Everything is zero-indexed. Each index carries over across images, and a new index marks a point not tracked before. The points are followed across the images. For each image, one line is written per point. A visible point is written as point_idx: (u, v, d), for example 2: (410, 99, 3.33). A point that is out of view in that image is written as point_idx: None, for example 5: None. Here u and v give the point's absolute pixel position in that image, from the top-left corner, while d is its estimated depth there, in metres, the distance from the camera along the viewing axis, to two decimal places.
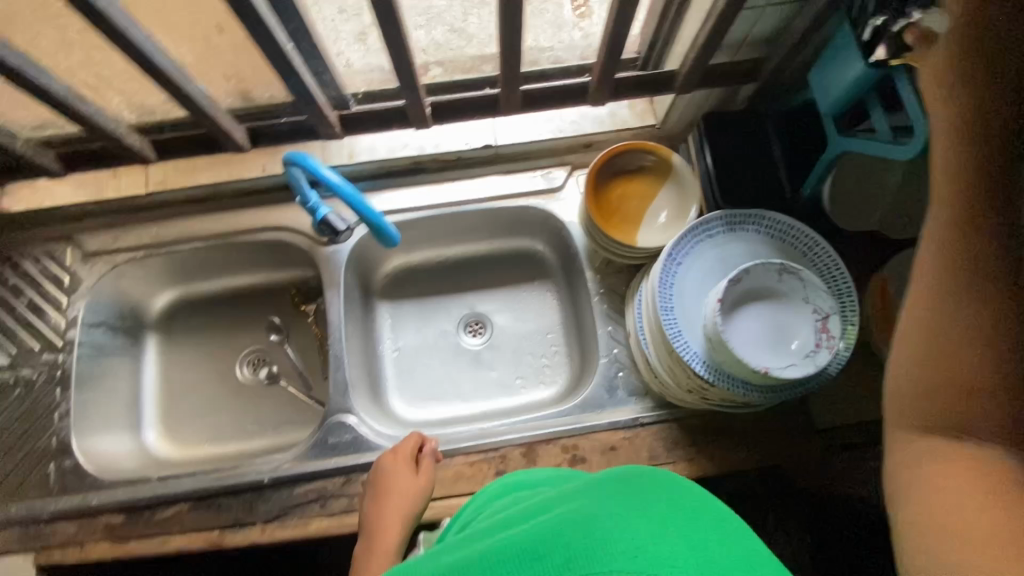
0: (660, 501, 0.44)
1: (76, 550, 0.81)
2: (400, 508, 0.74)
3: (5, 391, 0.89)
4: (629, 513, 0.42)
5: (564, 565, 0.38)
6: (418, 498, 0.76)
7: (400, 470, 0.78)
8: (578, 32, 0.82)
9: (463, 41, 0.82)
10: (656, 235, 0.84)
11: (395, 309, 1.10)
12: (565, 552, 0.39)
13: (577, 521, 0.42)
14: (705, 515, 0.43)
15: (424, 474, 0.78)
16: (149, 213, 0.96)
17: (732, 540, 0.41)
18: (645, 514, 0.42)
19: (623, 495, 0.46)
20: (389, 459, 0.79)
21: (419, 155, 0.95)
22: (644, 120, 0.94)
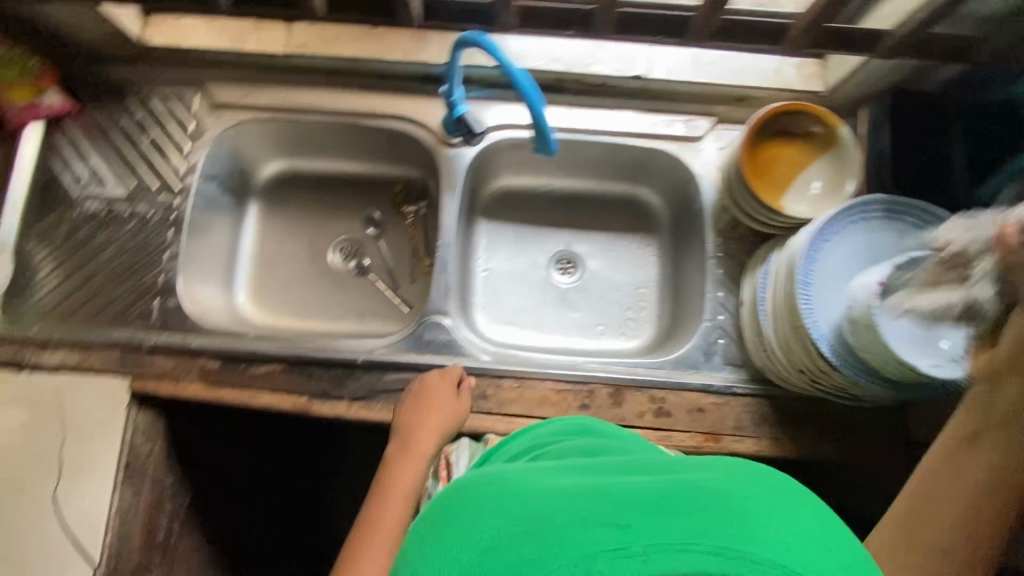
0: (773, 489, 0.37)
1: (170, 385, 0.83)
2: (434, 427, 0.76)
3: (120, 221, 0.90)
4: (753, 490, 0.36)
5: (699, 530, 0.32)
6: (451, 422, 0.78)
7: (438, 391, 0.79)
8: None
9: None
10: (803, 205, 0.81)
11: (493, 230, 1.09)
12: (700, 521, 0.33)
13: (704, 493, 0.35)
14: (824, 512, 0.37)
15: (463, 401, 0.79)
16: (283, 74, 0.95)
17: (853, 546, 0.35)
18: (774, 501, 0.36)
19: (728, 472, 0.39)
20: (433, 377, 0.80)
21: (565, 72, 0.90)
22: (810, 84, 0.89)
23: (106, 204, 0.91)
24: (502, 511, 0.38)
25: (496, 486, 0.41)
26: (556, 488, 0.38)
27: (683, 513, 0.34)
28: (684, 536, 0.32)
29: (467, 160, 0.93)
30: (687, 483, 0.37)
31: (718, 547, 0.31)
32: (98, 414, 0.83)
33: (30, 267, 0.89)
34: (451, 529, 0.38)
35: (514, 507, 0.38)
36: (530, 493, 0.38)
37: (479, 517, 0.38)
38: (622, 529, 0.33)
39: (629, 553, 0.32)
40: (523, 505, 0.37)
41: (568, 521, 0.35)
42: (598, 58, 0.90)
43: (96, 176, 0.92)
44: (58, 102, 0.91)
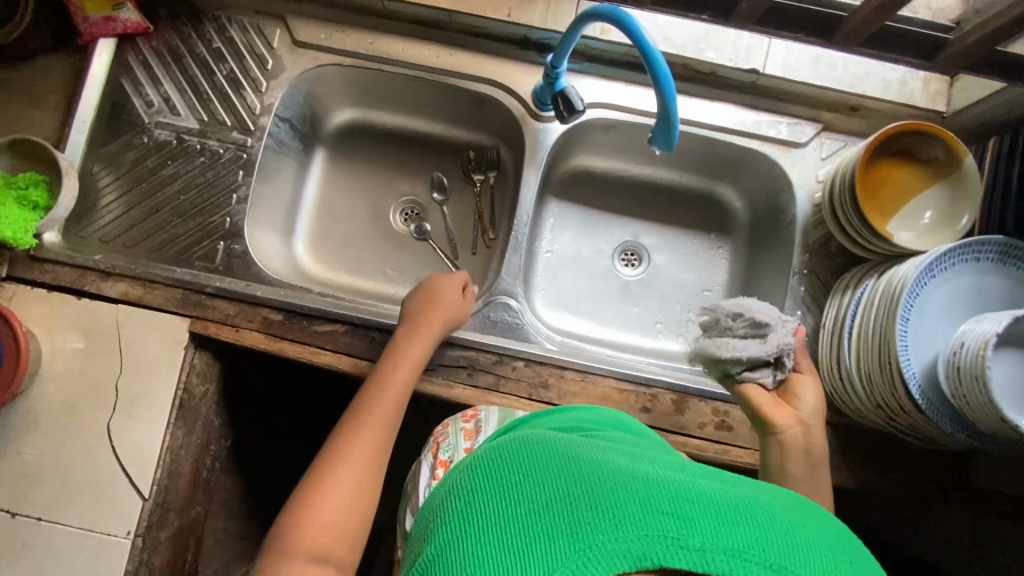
0: (823, 525, 0.39)
1: (229, 332, 0.82)
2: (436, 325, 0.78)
3: (189, 155, 0.87)
4: (806, 523, 0.38)
5: (762, 546, 0.35)
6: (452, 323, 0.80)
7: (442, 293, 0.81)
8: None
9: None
10: (910, 235, 0.76)
11: (562, 210, 1.05)
12: (755, 531, 0.36)
13: (762, 514, 0.37)
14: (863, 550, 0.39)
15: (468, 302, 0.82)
16: (372, 19, 0.88)
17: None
18: (823, 535, 0.38)
19: (782, 500, 0.41)
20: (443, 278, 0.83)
21: (676, 55, 0.83)
22: (934, 103, 0.83)
23: (176, 135, 0.87)
24: (563, 475, 0.40)
25: (555, 449, 0.44)
26: (615, 467, 0.41)
27: (738, 522, 0.36)
28: (739, 543, 0.35)
29: (554, 136, 0.88)
30: (744, 497, 0.39)
31: (771, 562, 0.34)
32: (156, 351, 0.82)
33: (95, 191, 0.86)
34: (505, 480, 0.41)
35: (579, 473, 0.40)
36: (589, 465, 0.41)
37: (538, 472, 0.41)
38: (682, 522, 0.35)
39: (684, 545, 0.34)
40: (582, 477, 0.39)
41: (636, 503, 0.37)
42: (710, 45, 0.83)
43: (167, 103, 0.88)
44: (135, 19, 0.86)
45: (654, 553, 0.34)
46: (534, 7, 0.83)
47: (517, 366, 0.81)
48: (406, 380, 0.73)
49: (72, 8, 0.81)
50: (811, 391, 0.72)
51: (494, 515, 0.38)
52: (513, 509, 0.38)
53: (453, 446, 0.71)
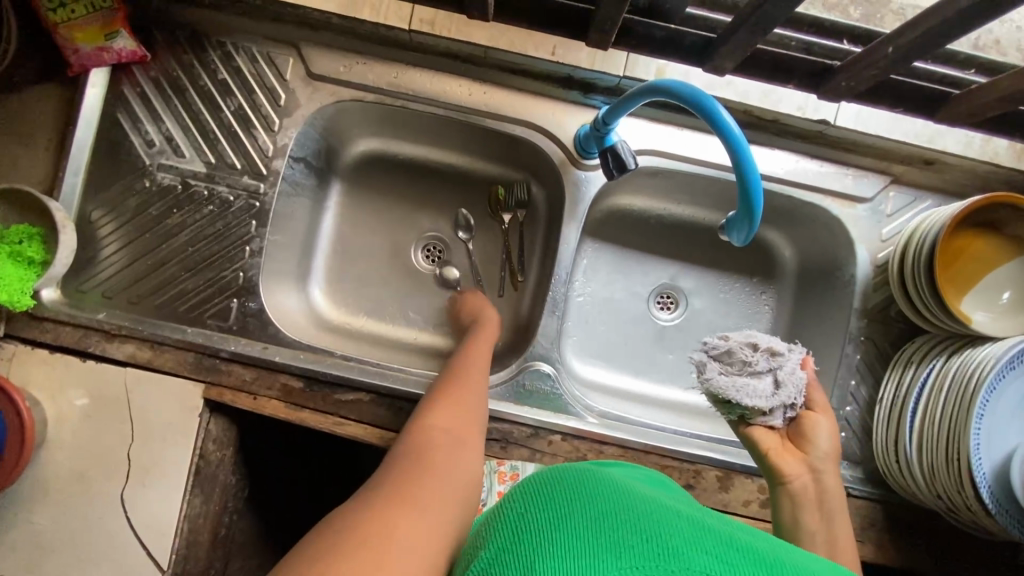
0: None
1: (247, 399, 0.76)
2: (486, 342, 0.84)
3: (197, 202, 0.79)
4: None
5: None
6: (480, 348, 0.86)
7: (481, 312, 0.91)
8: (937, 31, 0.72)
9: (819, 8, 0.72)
10: (989, 314, 0.70)
11: (596, 251, 0.98)
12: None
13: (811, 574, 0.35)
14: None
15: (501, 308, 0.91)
16: (398, 50, 0.79)
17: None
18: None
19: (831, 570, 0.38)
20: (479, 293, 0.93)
21: (738, 103, 0.75)
22: (1018, 162, 0.75)
23: (181, 179, 0.79)
24: (622, 502, 0.38)
25: (601, 476, 0.42)
26: (657, 505, 0.39)
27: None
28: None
29: (596, 186, 0.80)
30: (794, 559, 0.36)
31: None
32: (170, 418, 0.77)
33: (95, 240, 0.79)
34: (551, 489, 0.39)
35: (638, 506, 0.38)
36: (636, 499, 0.39)
37: (585, 488, 0.39)
38: (728, 568, 0.33)
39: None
40: (628, 505, 0.37)
41: (690, 542, 0.35)
42: (776, 94, 0.75)
43: (170, 143, 0.79)
44: (130, 48, 0.76)
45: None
46: (581, 45, 0.74)
47: (555, 440, 0.76)
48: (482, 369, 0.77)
49: (60, 38, 0.72)
50: (825, 433, 0.66)
51: (536, 517, 0.37)
52: (555, 515, 0.36)
53: (487, 490, 0.73)
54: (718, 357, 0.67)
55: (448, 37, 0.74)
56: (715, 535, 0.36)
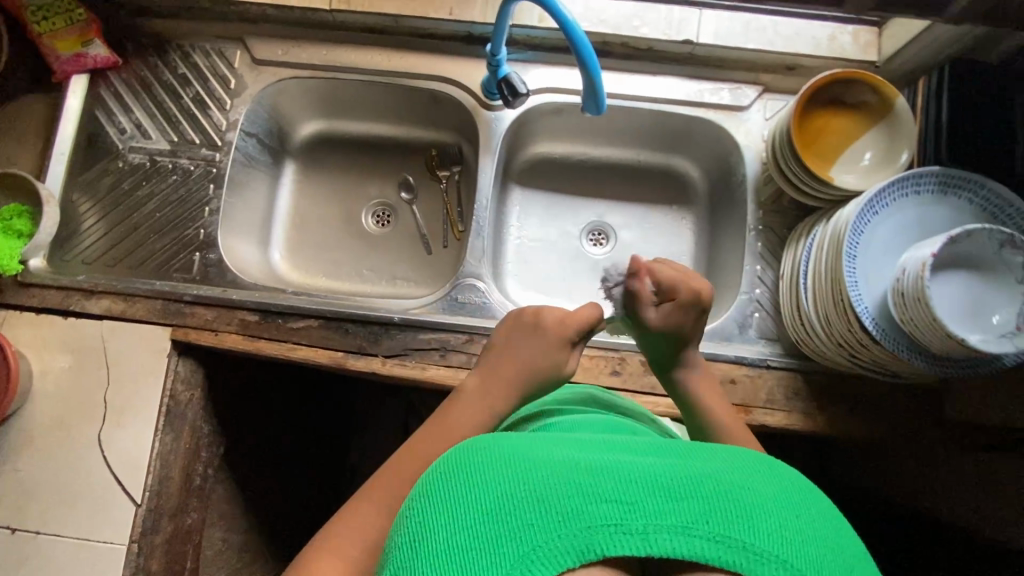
0: (772, 479, 0.39)
1: (209, 336, 0.85)
2: (530, 364, 0.63)
3: (163, 174, 0.92)
4: (755, 480, 0.39)
5: (705, 518, 0.36)
6: (555, 372, 0.65)
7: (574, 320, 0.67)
8: None
9: None
10: (854, 177, 0.78)
11: (526, 196, 1.06)
12: (700, 509, 0.36)
13: (715, 486, 0.37)
14: (806, 482, 0.41)
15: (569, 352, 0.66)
16: (325, 32, 0.94)
17: (830, 521, 0.39)
18: (771, 485, 0.39)
19: (730, 457, 0.41)
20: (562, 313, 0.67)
21: (612, 35, 0.88)
22: (867, 54, 0.86)
23: (149, 157, 0.93)
24: (517, 479, 0.38)
25: (504, 446, 0.41)
26: (563, 458, 0.39)
27: (686, 498, 0.37)
28: (683, 519, 0.36)
29: (506, 123, 0.93)
30: (695, 469, 0.39)
31: (713, 534, 0.36)
32: (141, 361, 0.85)
33: (76, 216, 0.91)
34: (455, 488, 0.39)
35: (533, 476, 0.38)
36: (537, 456, 0.39)
37: (483, 473, 0.39)
38: (626, 507, 0.36)
39: (629, 531, 0.36)
40: (529, 477, 0.38)
41: (586, 503, 0.36)
42: (643, 23, 0.88)
43: (138, 129, 0.93)
44: (104, 54, 0.91)
45: (599, 543, 0.36)
46: (473, 4, 0.88)
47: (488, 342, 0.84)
48: (485, 406, 0.62)
49: (44, 47, 0.88)
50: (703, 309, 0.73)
51: (440, 525, 0.37)
52: (455, 523, 0.37)
53: None
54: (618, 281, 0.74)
55: (363, 11, 0.89)
56: (615, 476, 0.38)
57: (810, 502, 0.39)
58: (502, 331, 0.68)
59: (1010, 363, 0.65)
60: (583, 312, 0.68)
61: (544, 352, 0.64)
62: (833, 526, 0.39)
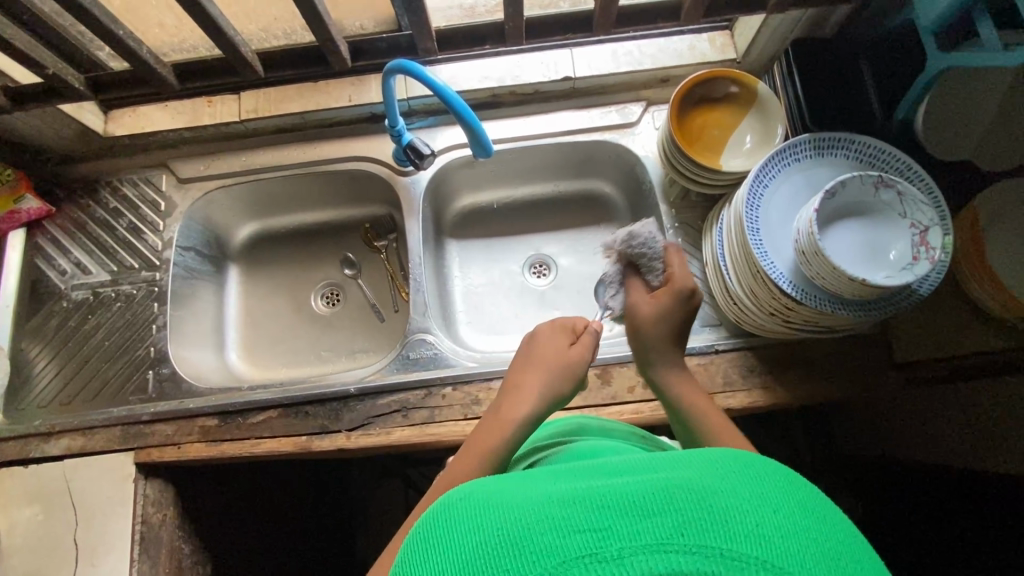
0: (742, 478, 0.38)
1: (173, 450, 0.85)
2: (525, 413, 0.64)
3: (107, 304, 0.95)
4: (728, 486, 0.37)
5: (678, 529, 0.34)
6: (582, 367, 0.70)
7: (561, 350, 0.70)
8: None
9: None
10: (741, 161, 0.85)
11: (463, 247, 1.11)
12: (675, 522, 0.34)
13: (686, 493, 0.36)
14: (785, 475, 0.39)
15: (580, 349, 0.71)
16: (239, 141, 1.00)
17: (817, 518, 0.36)
18: (745, 484, 0.37)
19: (709, 463, 0.39)
20: (554, 334, 0.72)
21: (498, 87, 0.96)
22: (725, 53, 0.94)
23: (92, 291, 0.96)
24: (491, 527, 0.37)
25: (476, 497, 0.40)
26: (536, 496, 0.38)
27: (660, 512, 0.34)
28: (659, 535, 0.33)
29: (424, 184, 0.99)
30: (669, 480, 0.37)
31: (690, 546, 0.33)
32: (107, 491, 0.83)
33: (28, 364, 0.92)
34: (436, 546, 0.38)
35: (507, 521, 0.37)
36: (509, 502, 0.39)
37: (459, 529, 0.38)
38: (598, 535, 0.34)
39: (603, 558, 0.33)
40: (502, 522, 0.37)
41: (560, 538, 0.34)
42: (523, 71, 0.96)
43: (79, 267, 0.97)
44: (36, 205, 0.96)
45: None
46: (368, 88, 0.96)
47: (446, 392, 0.84)
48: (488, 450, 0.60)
49: None
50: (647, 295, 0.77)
51: None
52: None
53: None
54: (655, 252, 0.78)
55: (268, 115, 0.96)
56: (587, 500, 0.36)
57: (791, 498, 0.37)
58: (500, 393, 0.67)
59: (928, 289, 0.68)
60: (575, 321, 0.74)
61: (560, 356, 0.69)
62: (821, 519, 0.36)
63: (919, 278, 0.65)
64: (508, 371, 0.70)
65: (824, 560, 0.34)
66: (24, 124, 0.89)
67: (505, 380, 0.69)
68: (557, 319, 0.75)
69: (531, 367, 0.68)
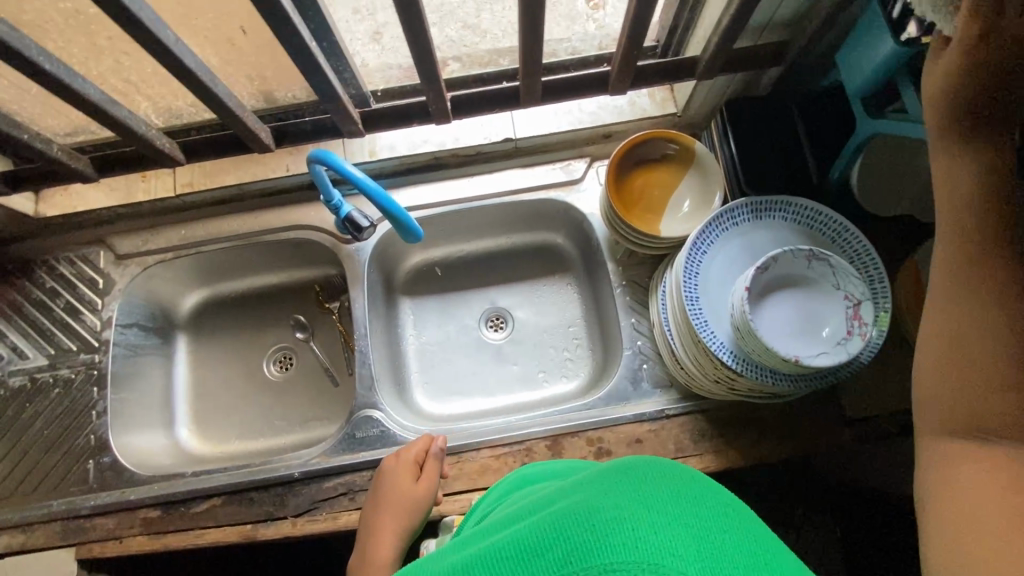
0: (632, 485, 0.41)
1: (115, 544, 0.83)
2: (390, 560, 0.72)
3: (45, 390, 0.92)
4: (611, 494, 0.40)
5: (565, 558, 0.37)
6: (430, 497, 0.77)
7: (407, 489, 0.76)
8: (592, 23, 0.80)
9: (477, 37, 0.81)
10: (682, 224, 0.84)
11: (417, 305, 1.09)
12: (564, 549, 0.38)
13: (567, 519, 0.39)
14: (678, 476, 0.42)
15: (425, 480, 0.78)
16: (178, 214, 0.98)
17: (696, 499, 0.40)
18: (627, 490, 0.40)
19: (602, 481, 0.42)
20: (395, 467, 0.79)
21: (439, 151, 0.95)
22: (665, 108, 0.93)
23: (29, 377, 0.93)
24: None
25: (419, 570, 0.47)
26: (455, 564, 0.44)
27: (552, 545, 0.38)
28: (553, 567, 0.38)
29: (369, 251, 0.97)
30: (563, 509, 0.41)
31: (574, 568, 0.37)
32: None
33: None
34: None
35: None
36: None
37: None
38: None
39: None
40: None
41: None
42: (463, 134, 0.95)
43: (15, 352, 0.95)
44: None
45: None
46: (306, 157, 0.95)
47: None
48: None
49: None
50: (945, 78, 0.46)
51: None
52: None
53: None
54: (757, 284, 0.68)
55: (205, 189, 0.94)
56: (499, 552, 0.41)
57: (678, 494, 0.40)
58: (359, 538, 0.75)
59: (867, 359, 0.67)
60: (416, 448, 0.81)
61: (409, 493, 0.76)
62: (707, 507, 0.39)
63: (853, 355, 0.65)
64: (364, 518, 0.77)
65: (706, 550, 0.36)
66: None
67: (363, 526, 0.76)
68: (404, 450, 0.81)
69: (382, 512, 0.75)
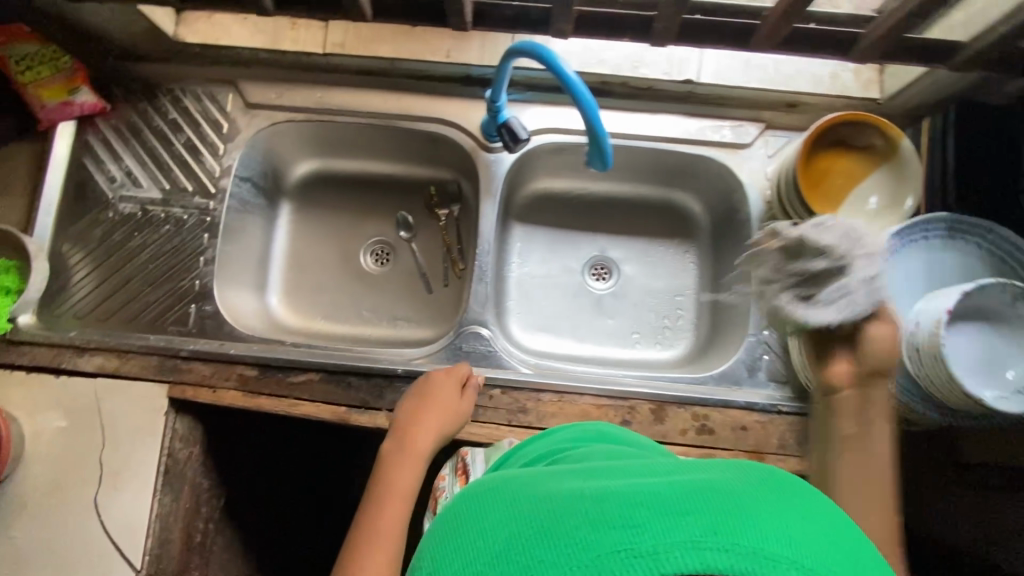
0: (775, 489, 0.33)
1: (207, 392, 0.83)
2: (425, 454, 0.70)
3: (155, 225, 0.90)
4: (761, 489, 0.33)
5: (718, 526, 0.29)
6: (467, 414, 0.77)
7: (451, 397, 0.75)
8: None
9: None
10: (861, 222, 0.77)
11: (527, 233, 1.05)
12: (711, 519, 0.30)
13: (711, 493, 0.32)
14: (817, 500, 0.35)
15: (467, 398, 0.77)
16: (319, 74, 0.92)
17: (844, 532, 0.32)
18: (775, 492, 0.33)
19: (740, 473, 0.35)
20: (442, 375, 0.77)
21: (611, 75, 0.88)
22: (868, 91, 0.86)
23: (140, 207, 0.90)
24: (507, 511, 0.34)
25: (479, 499, 0.37)
26: (541, 496, 0.35)
27: (692, 511, 0.30)
28: (693, 532, 0.29)
29: (507, 165, 0.91)
30: (699, 482, 0.33)
31: (727, 543, 0.28)
32: (137, 420, 0.81)
33: (67, 269, 0.88)
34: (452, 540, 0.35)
35: (525, 508, 0.34)
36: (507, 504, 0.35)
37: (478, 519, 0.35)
38: (628, 525, 0.30)
39: (637, 552, 0.28)
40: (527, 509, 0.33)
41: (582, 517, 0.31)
42: (644, 64, 0.88)
43: (129, 177, 0.91)
44: (92, 100, 0.89)
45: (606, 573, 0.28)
46: (469, 47, 0.89)
47: (494, 394, 0.82)
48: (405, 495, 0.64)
49: (30, 98, 0.86)
50: None
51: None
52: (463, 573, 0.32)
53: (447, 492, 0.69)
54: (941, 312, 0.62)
55: (357, 53, 0.89)
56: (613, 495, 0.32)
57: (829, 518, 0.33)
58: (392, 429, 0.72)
59: None
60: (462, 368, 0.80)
61: (454, 404, 0.75)
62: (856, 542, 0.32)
63: None
64: (401, 413, 0.74)
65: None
66: (93, 12, 0.81)
67: (399, 420, 0.73)
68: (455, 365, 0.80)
69: (422, 409, 0.73)
